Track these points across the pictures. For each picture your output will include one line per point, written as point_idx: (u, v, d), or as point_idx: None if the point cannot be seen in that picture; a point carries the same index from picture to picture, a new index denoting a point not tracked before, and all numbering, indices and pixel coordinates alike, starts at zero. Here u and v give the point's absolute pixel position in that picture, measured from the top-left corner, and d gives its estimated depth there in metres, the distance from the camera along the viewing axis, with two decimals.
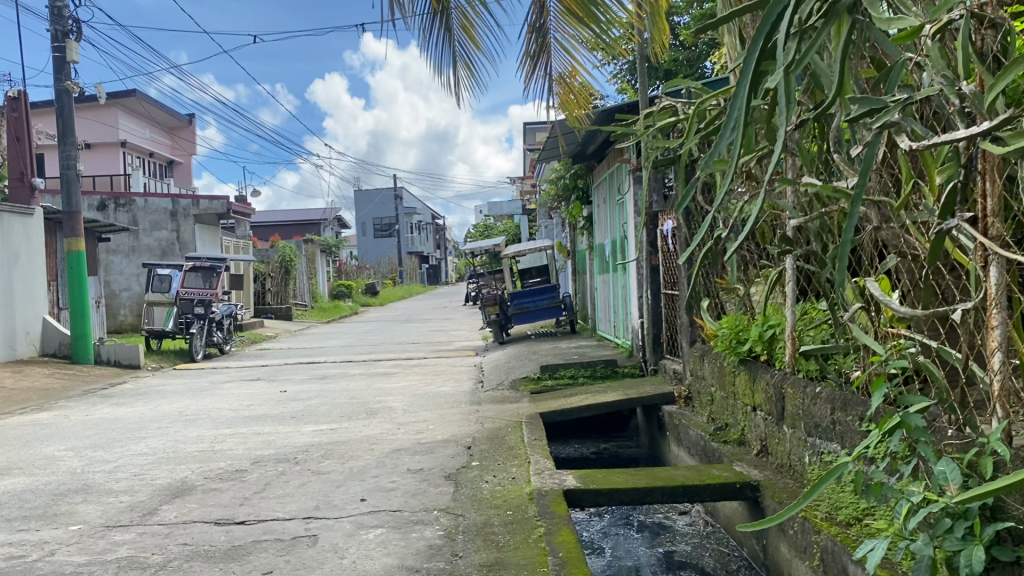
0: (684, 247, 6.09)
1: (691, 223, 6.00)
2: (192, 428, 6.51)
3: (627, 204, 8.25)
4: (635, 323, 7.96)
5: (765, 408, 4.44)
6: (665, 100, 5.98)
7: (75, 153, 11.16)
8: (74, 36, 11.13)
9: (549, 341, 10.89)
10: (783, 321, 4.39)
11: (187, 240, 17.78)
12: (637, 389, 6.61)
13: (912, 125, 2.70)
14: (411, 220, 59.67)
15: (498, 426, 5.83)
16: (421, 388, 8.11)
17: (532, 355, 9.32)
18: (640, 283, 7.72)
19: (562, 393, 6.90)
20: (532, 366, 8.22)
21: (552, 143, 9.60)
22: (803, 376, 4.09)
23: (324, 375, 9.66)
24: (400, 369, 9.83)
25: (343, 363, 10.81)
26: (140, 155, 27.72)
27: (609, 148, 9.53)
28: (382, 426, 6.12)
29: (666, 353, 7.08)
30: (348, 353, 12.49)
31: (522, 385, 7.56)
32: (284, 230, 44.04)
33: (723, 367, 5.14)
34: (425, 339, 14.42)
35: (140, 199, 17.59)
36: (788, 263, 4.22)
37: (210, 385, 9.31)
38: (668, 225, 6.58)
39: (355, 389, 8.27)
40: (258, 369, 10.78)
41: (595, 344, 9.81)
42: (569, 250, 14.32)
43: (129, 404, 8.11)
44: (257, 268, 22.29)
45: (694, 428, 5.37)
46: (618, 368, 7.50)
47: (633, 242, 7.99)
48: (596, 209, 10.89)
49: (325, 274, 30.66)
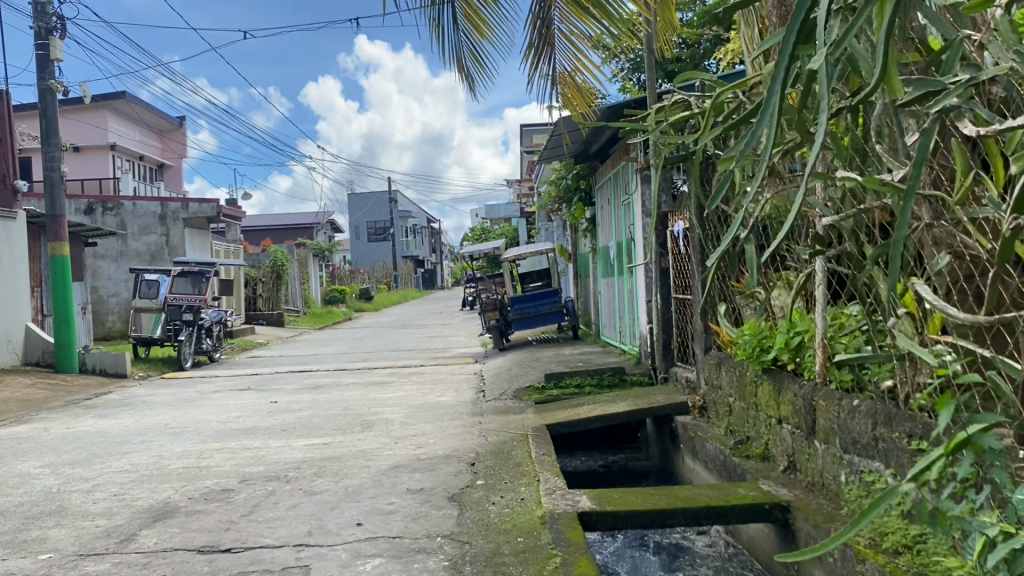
0: (698, 249, 5.81)
1: (705, 222, 5.71)
2: (178, 442, 6.16)
3: (633, 205, 7.93)
4: (643, 329, 7.66)
5: (792, 421, 4.14)
6: (676, 94, 5.67)
7: (60, 154, 10.84)
8: (57, 33, 10.80)
9: (551, 347, 10.58)
10: (812, 326, 4.08)
11: (177, 245, 17.43)
12: (646, 398, 6.30)
13: (978, 109, 2.38)
14: (405, 224, 59.35)
15: (503, 439, 5.51)
16: (418, 397, 7.78)
17: (534, 362, 9.00)
18: (648, 286, 7.42)
19: (568, 403, 6.58)
20: (535, 374, 7.90)
21: (554, 143, 9.33)
22: (835, 388, 3.79)
23: (317, 384, 9.31)
24: (396, 377, 9.49)
25: (337, 371, 10.47)
26: (131, 158, 27.35)
27: (613, 147, 9.27)
28: (379, 440, 5.79)
29: (676, 360, 6.78)
30: (341, 360, 12.15)
31: (526, 395, 7.24)
32: (277, 234, 43.68)
33: (744, 376, 4.84)
34: (422, 345, 14.10)
35: (129, 202, 17.23)
36: (816, 265, 3.93)
37: (199, 395, 8.96)
38: (679, 226, 6.29)
39: (350, 399, 7.92)
40: (249, 377, 10.42)
41: (599, 350, 9.51)
42: (570, 253, 14.01)
43: (113, 415, 7.75)
44: (249, 273, 21.92)
45: (711, 441, 5.06)
46: (625, 376, 7.19)
47: (640, 245, 7.71)
48: (599, 211, 10.60)
49: (319, 279, 30.31)
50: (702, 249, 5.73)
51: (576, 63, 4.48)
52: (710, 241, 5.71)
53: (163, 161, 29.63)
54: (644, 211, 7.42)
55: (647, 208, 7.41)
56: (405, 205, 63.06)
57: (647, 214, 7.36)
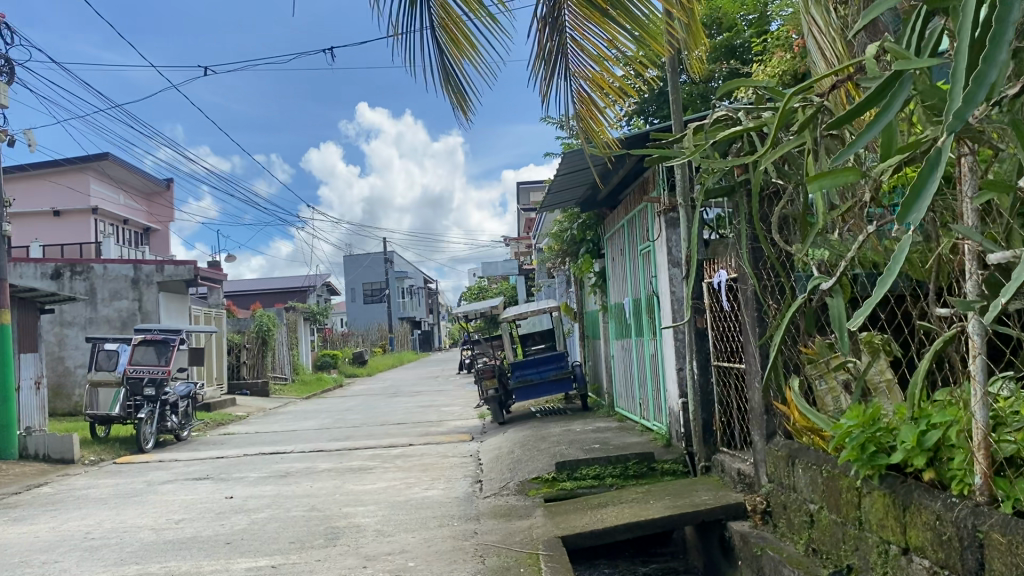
0: (750, 306, 4.56)
1: (761, 268, 4.49)
2: (89, 564, 4.79)
3: (656, 254, 6.68)
4: (673, 403, 6.33)
5: (930, 555, 2.80)
6: (720, 109, 4.52)
7: (2, 211, 9.63)
8: (5, 78, 9.68)
9: (560, 422, 9.24)
10: (962, 412, 2.76)
11: (150, 310, 16.11)
12: (686, 498, 4.96)
13: None
14: (402, 285, 58.39)
15: (506, 564, 4.14)
16: (401, 492, 6.41)
17: (540, 441, 7.61)
18: (680, 353, 6.16)
19: (587, 503, 5.23)
20: (543, 459, 6.54)
21: (562, 187, 8.21)
22: (1014, 514, 2.45)
23: (286, 473, 7.90)
24: (379, 462, 8.11)
25: (313, 454, 9.07)
26: (114, 222, 26.28)
27: (628, 189, 8.12)
28: (344, 562, 4.42)
29: (720, 446, 5.45)
30: (322, 438, 10.76)
31: (533, 490, 5.89)
32: (268, 298, 42.53)
33: (838, 477, 3.53)
34: (414, 417, 12.73)
35: (100, 266, 15.99)
36: (963, 320, 2.67)
37: (145, 488, 7.56)
38: (721, 275, 5.06)
39: (319, 495, 6.53)
40: (212, 462, 9.04)
41: (615, 425, 8.17)
42: (576, 312, 12.73)
43: (30, 520, 6.36)
44: (231, 339, 20.65)
45: (791, 567, 3.73)
46: (655, 465, 5.86)
47: (665, 301, 6.46)
48: (610, 265, 9.38)
49: (310, 344, 29.00)
50: (759, 303, 4.47)
51: (592, 80, 3.72)
52: (769, 294, 4.46)
53: (149, 223, 28.49)
54: (671, 261, 6.17)
55: (678, 259, 6.21)
56: (402, 265, 62.02)
57: (676, 264, 6.14)
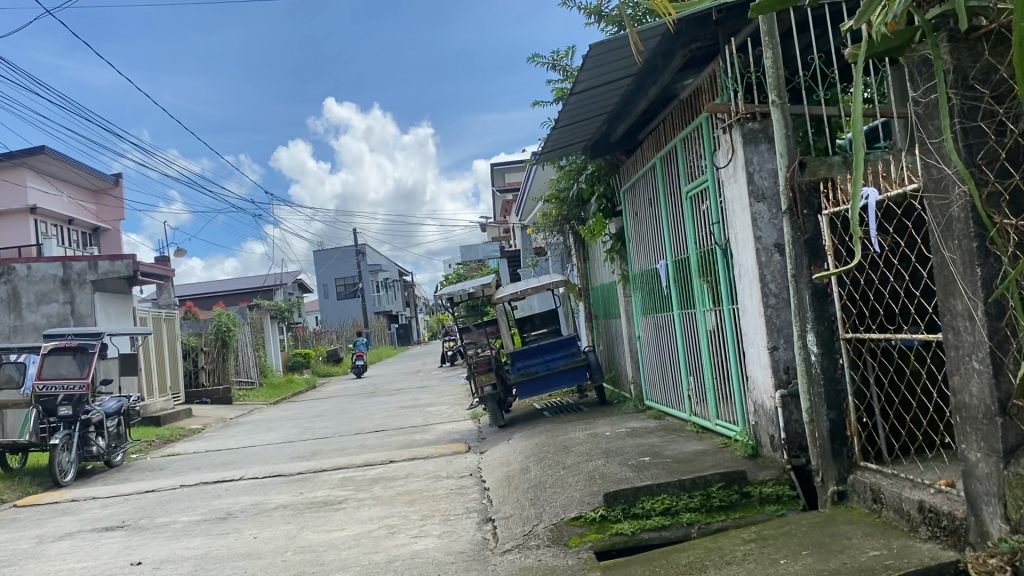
0: (960, 231, 2.65)
1: (982, 165, 2.59)
2: None
3: (722, 190, 4.81)
4: (765, 400, 4.46)
5: None
6: None
7: None
8: None
9: (582, 422, 7.34)
10: None
11: (84, 313, 13.98)
12: (841, 555, 3.04)
13: None
14: (377, 279, 56.41)
15: None
16: (377, 545, 4.45)
17: (565, 454, 5.66)
18: (776, 326, 4.32)
19: (670, 567, 3.28)
20: (578, 484, 4.55)
21: (577, 124, 6.34)
22: None
23: (227, 515, 5.87)
24: (352, 491, 6.14)
25: (267, 482, 7.06)
26: (56, 222, 23.96)
27: (658, 111, 6.20)
28: None
29: (862, 460, 3.58)
30: (283, 456, 8.73)
31: (575, 541, 3.91)
32: (233, 297, 40.23)
33: None
34: (395, 423, 10.75)
35: (22, 265, 13.81)
36: None
37: (30, 548, 5.52)
38: (872, 195, 3.16)
39: (263, 556, 4.53)
40: (135, 500, 6.99)
41: (658, 426, 6.28)
42: (581, 287, 10.81)
43: None
44: (185, 343, 18.54)
45: None
46: (751, 491, 4.00)
47: (741, 258, 4.59)
48: (631, 223, 7.52)
49: (279, 343, 26.90)
50: (980, 226, 2.58)
51: None
52: (1000, 208, 2.56)
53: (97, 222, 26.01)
54: (754, 194, 4.33)
55: (764, 190, 4.33)
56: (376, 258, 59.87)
57: (764, 197, 4.31)
